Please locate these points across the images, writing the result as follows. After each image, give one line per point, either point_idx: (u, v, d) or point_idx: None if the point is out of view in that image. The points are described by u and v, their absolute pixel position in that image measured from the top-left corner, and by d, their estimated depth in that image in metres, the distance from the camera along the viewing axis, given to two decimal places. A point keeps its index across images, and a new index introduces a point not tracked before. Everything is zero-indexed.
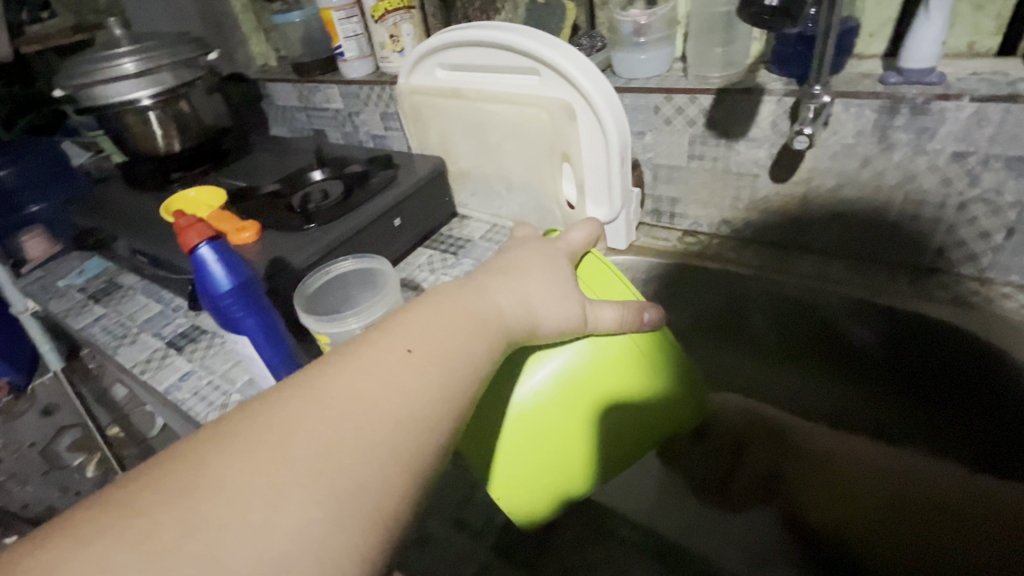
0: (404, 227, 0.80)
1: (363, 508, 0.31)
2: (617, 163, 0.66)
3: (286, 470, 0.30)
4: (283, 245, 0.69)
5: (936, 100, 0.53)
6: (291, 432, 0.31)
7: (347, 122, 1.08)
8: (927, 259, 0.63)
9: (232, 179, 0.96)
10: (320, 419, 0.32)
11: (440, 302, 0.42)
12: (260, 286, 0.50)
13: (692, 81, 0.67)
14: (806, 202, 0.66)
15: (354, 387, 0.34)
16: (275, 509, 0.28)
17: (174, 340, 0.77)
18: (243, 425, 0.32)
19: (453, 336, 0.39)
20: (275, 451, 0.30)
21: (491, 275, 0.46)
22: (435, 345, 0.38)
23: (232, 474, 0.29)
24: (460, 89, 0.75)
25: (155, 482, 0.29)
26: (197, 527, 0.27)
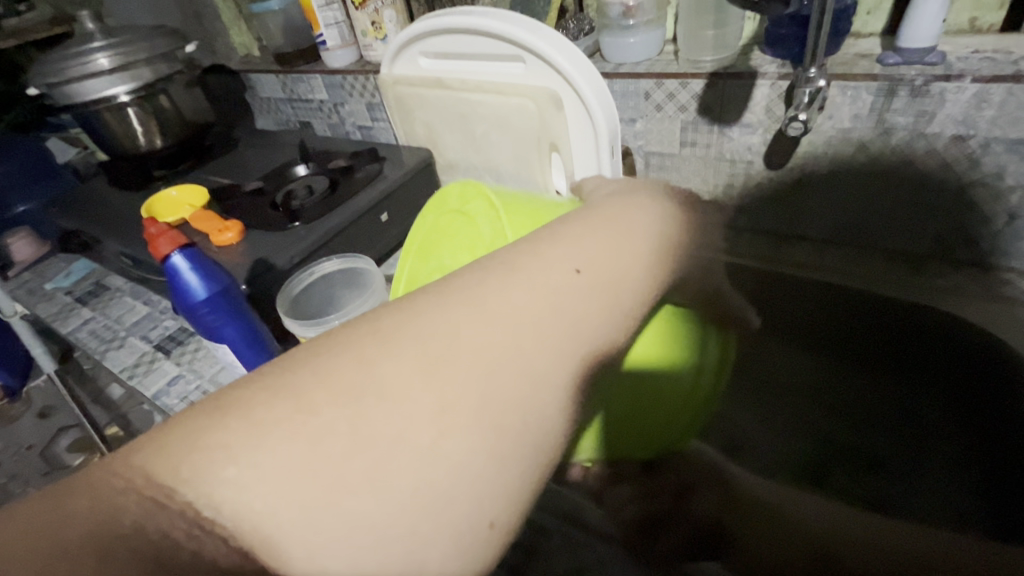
0: (391, 223, 0.79)
1: (525, 453, 0.30)
2: (607, 154, 0.63)
3: (455, 391, 0.28)
4: (267, 246, 0.67)
5: (936, 81, 0.51)
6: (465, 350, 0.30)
7: (333, 113, 1.05)
8: (923, 248, 0.61)
9: (216, 176, 0.94)
10: (483, 338, 0.30)
11: (602, 226, 0.38)
12: (239, 293, 0.49)
13: (683, 65, 0.65)
14: (798, 188, 0.64)
15: (513, 307, 0.32)
16: (440, 437, 0.27)
17: (162, 343, 0.76)
18: (411, 332, 0.30)
19: (617, 264, 0.36)
20: (449, 370, 0.29)
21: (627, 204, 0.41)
22: (602, 276, 0.35)
23: (405, 385, 0.28)
24: (444, 79, 0.73)
25: (326, 379, 0.28)
26: (365, 439, 0.26)
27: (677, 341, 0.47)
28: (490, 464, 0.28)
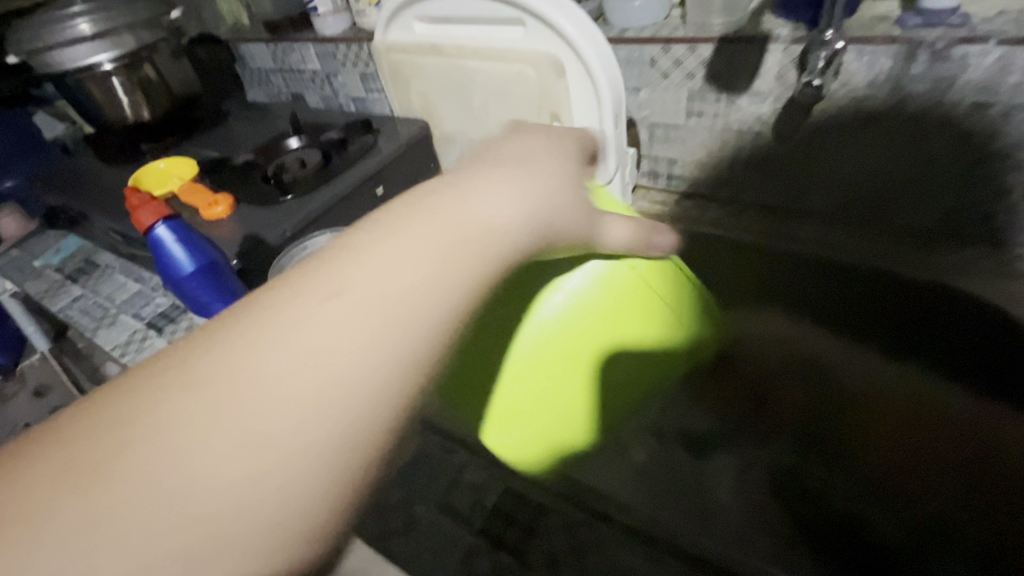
0: (386, 197, 0.76)
1: (359, 431, 0.25)
2: (611, 124, 0.61)
3: (261, 386, 0.24)
4: (259, 221, 0.65)
5: (958, 44, 0.48)
6: (281, 337, 0.26)
7: (325, 84, 1.01)
8: (932, 223, 0.59)
9: (206, 150, 0.91)
10: (308, 319, 0.26)
11: (472, 177, 0.34)
12: (228, 267, 0.47)
13: (691, 30, 0.62)
14: (804, 156, 0.61)
15: (348, 282, 0.28)
16: (243, 435, 0.23)
17: (154, 321, 0.74)
18: (224, 332, 0.26)
19: (482, 217, 0.31)
20: (261, 364, 0.25)
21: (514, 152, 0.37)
22: (462, 229, 0.31)
23: (203, 389, 0.24)
24: (440, 45, 0.69)
25: (114, 404, 0.24)
26: (146, 457, 0.22)
27: (670, 311, 0.50)
28: (309, 451, 0.24)
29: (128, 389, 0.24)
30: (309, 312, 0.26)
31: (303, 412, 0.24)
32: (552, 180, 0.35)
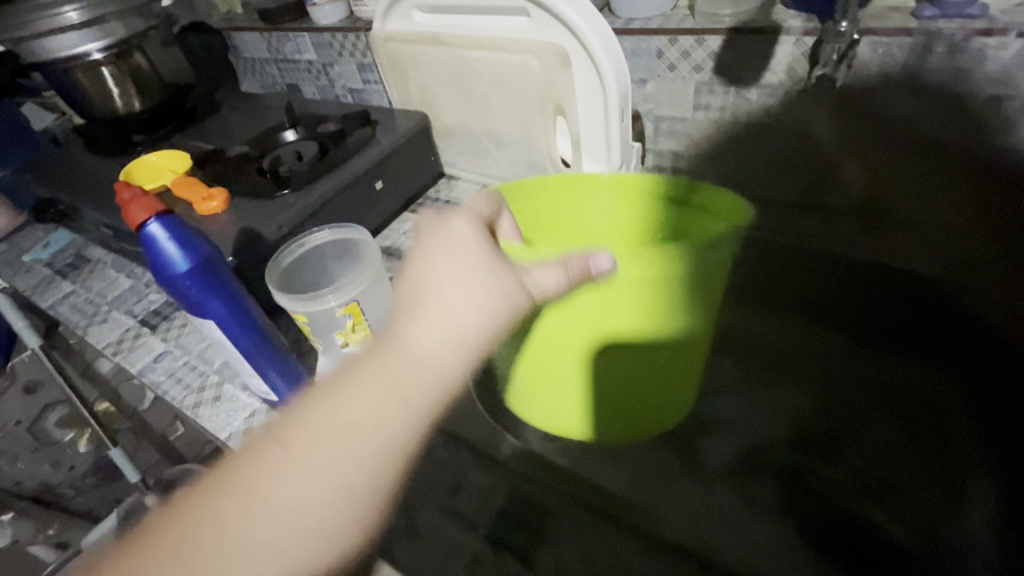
0: (385, 191, 0.75)
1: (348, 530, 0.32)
2: (616, 117, 0.59)
3: (266, 507, 0.32)
4: (255, 215, 0.64)
5: (976, 36, 0.47)
6: (279, 467, 0.32)
7: (322, 74, 0.99)
8: (950, 219, 0.56)
9: (199, 142, 0.89)
10: (299, 448, 0.33)
11: (420, 296, 0.38)
12: (223, 264, 0.45)
13: (700, 20, 0.60)
14: (816, 141, 0.59)
15: (326, 414, 0.34)
16: (254, 548, 0.31)
17: (147, 318, 0.72)
18: (239, 463, 0.33)
19: (429, 341, 0.36)
20: (263, 489, 0.32)
21: (445, 260, 0.39)
22: (418, 356, 0.36)
23: (226, 513, 0.31)
24: (440, 34, 0.67)
25: (159, 536, 0.31)
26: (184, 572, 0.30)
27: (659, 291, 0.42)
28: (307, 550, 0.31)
29: (150, 555, 0.31)
30: (282, 474, 0.32)
31: (299, 529, 0.31)
32: (477, 297, 0.37)
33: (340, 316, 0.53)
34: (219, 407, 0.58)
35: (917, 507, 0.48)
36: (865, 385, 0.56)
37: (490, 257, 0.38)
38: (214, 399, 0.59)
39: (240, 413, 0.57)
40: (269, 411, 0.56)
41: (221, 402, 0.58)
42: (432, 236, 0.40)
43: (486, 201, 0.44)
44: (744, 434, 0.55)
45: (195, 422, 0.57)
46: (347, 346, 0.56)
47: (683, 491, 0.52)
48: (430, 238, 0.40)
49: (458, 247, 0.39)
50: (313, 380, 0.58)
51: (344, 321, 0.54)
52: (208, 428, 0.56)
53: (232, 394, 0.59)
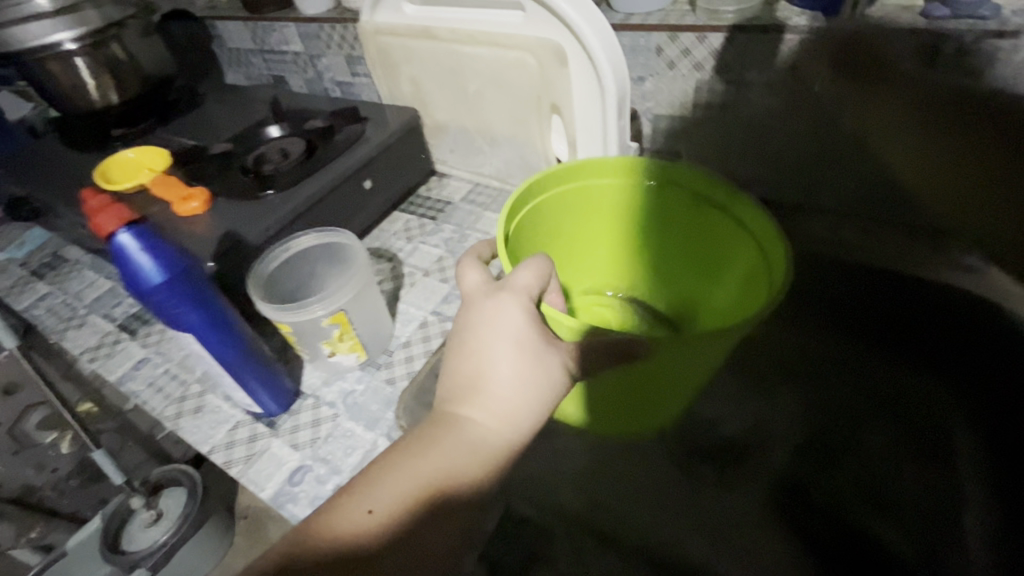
0: (375, 190, 0.72)
1: None
2: (615, 117, 0.57)
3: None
4: (238, 217, 0.61)
5: (987, 39, 0.44)
6: (363, 542, 0.33)
7: (309, 67, 0.96)
8: (950, 219, 0.54)
9: (180, 137, 0.86)
10: (382, 529, 0.34)
11: (483, 366, 0.39)
12: (201, 274, 0.43)
13: (701, 16, 0.58)
14: (820, 131, 0.56)
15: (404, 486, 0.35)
16: None
17: (126, 323, 0.70)
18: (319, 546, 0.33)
19: (498, 413, 0.38)
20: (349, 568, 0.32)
21: (507, 341, 0.39)
22: (493, 426, 0.38)
23: None
24: (431, 29, 0.65)
25: None
26: None
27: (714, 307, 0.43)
28: None
29: None
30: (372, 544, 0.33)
31: None
32: (535, 379, 0.39)
33: (327, 325, 0.52)
34: (200, 418, 0.55)
35: (920, 520, 0.47)
36: (865, 390, 0.55)
37: (545, 348, 0.39)
38: (195, 410, 0.56)
39: (222, 425, 0.54)
40: (253, 423, 0.54)
41: (203, 413, 0.56)
42: (485, 317, 0.40)
43: (535, 273, 0.42)
44: (758, 436, 0.54)
45: (175, 435, 0.55)
46: (334, 355, 0.54)
47: (676, 494, 0.50)
48: (482, 316, 0.40)
49: (511, 338, 0.39)
50: (299, 390, 0.56)
51: (330, 330, 0.52)
52: (189, 440, 0.54)
53: (215, 404, 0.56)
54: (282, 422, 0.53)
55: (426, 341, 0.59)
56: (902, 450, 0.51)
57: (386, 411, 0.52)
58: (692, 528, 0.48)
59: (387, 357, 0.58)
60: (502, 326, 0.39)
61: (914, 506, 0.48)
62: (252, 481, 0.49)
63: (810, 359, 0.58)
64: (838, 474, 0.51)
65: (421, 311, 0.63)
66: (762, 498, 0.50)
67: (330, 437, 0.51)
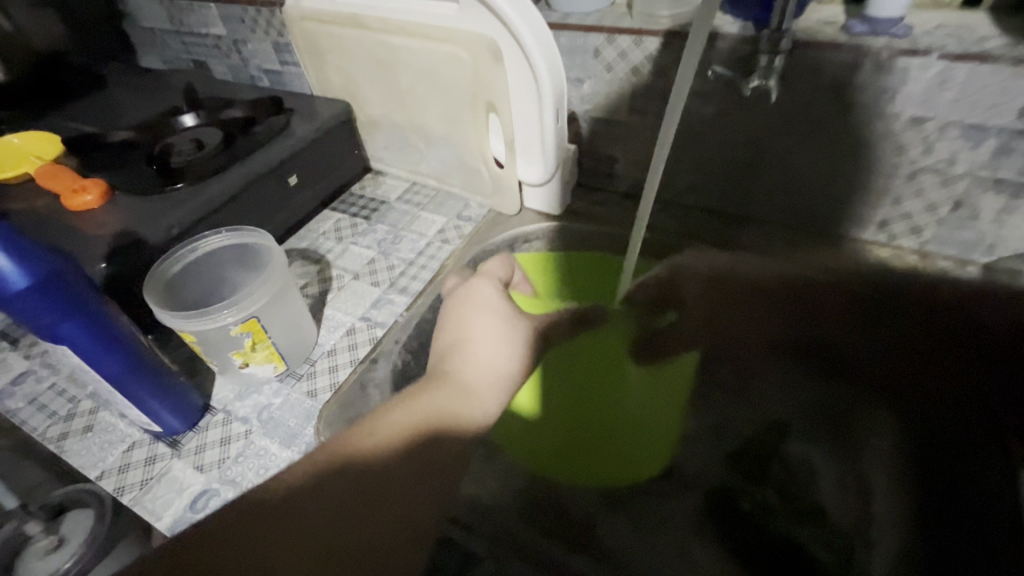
0: (301, 187, 0.68)
1: (405, 536, 0.36)
2: (552, 118, 0.57)
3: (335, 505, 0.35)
4: (140, 213, 0.55)
5: (901, 57, 0.47)
6: (352, 450, 0.37)
7: (232, 52, 0.89)
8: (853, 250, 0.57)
9: (78, 123, 0.77)
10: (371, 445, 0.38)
11: (455, 315, 0.52)
12: (77, 278, 0.37)
13: (636, 19, 0.57)
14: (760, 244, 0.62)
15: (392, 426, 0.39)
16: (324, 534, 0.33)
17: (4, 332, 0.61)
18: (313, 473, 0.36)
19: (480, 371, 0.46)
20: (327, 496, 0.35)
21: (482, 312, 0.51)
22: (476, 383, 0.45)
23: (308, 515, 0.34)
24: (358, 16, 0.60)
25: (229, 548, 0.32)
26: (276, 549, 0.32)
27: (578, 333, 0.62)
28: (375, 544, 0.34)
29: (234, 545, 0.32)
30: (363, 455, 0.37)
31: (362, 527, 0.35)
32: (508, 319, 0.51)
33: (236, 334, 0.47)
34: (89, 439, 0.49)
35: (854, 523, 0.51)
36: (802, 406, 0.58)
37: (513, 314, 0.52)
38: (84, 430, 0.50)
39: (117, 446, 0.48)
40: (152, 442, 0.48)
41: (93, 433, 0.50)
42: (463, 299, 0.53)
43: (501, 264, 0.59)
44: (700, 448, 0.57)
45: (59, 457, 0.48)
46: (247, 366, 0.50)
47: (635, 497, 0.53)
48: (466, 294, 0.53)
49: (488, 301, 0.52)
50: (207, 405, 0.50)
51: (241, 340, 0.47)
52: (73, 463, 0.48)
53: (108, 423, 0.50)
54: (186, 441, 0.48)
55: (353, 349, 0.55)
56: (825, 455, 0.55)
57: (305, 426, 0.48)
58: (648, 532, 0.52)
59: (309, 367, 0.53)
60: (478, 295, 0.53)
61: (846, 509, 0.52)
62: (148, 509, 0.44)
63: (746, 372, 0.60)
64: (778, 486, 0.54)
65: (348, 317, 0.59)
66: (703, 501, 0.54)
67: (240, 456, 0.46)
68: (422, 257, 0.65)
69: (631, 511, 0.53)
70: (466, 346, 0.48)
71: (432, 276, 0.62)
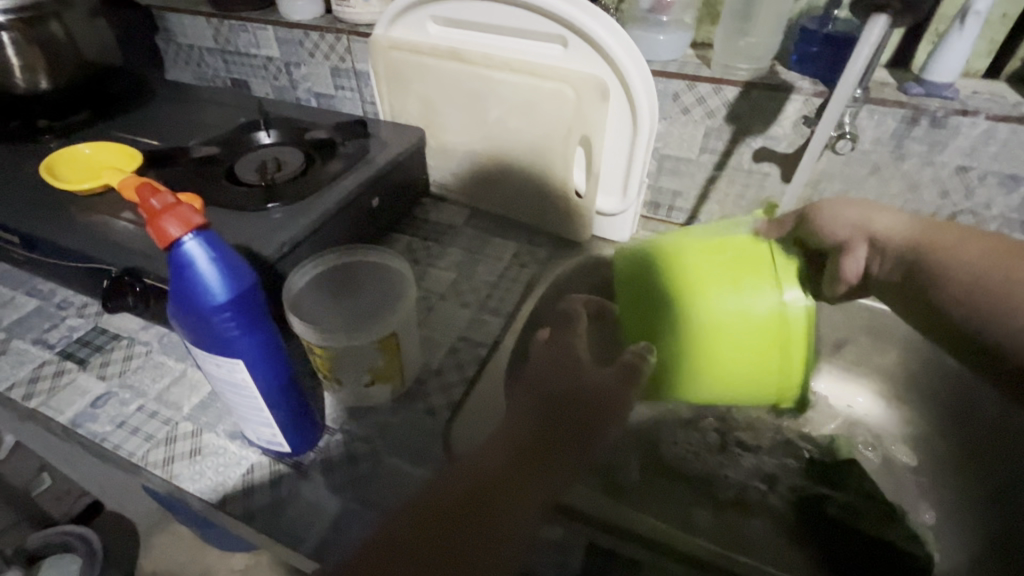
0: (381, 207, 0.68)
1: None
2: (644, 154, 0.63)
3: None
4: (238, 229, 0.54)
5: (954, 115, 0.55)
6: (386, 540, 0.39)
7: (281, 75, 0.87)
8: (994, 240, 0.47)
9: (134, 136, 0.74)
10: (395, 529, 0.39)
11: (541, 369, 0.48)
12: (261, 301, 0.37)
13: (715, 70, 0.64)
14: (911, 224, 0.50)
15: (424, 503, 0.40)
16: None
17: (72, 350, 0.57)
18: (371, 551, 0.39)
19: (526, 420, 0.44)
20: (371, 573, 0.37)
21: (565, 351, 0.48)
22: (513, 438, 0.43)
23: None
24: (458, 50, 0.64)
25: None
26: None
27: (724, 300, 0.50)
28: None
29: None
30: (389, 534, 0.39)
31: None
32: (579, 359, 0.47)
33: (375, 351, 0.48)
34: (200, 463, 0.47)
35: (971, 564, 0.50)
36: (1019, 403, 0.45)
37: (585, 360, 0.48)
38: (192, 453, 0.48)
39: (234, 468, 0.47)
40: (273, 464, 0.48)
41: (203, 456, 0.48)
42: (543, 355, 0.49)
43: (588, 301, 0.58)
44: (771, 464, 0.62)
45: (167, 483, 0.46)
46: (372, 384, 0.51)
47: (723, 514, 0.58)
48: (548, 355, 0.49)
49: (560, 359, 0.48)
50: (325, 426, 0.50)
51: (377, 356, 0.48)
52: (187, 488, 0.45)
53: (218, 445, 0.48)
54: (311, 462, 0.48)
55: (460, 368, 0.56)
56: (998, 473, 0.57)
57: (433, 445, 0.49)
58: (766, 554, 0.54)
59: (421, 386, 0.54)
60: (559, 352, 0.48)
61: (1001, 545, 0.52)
62: (288, 534, 0.43)
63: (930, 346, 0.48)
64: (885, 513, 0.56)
65: (446, 336, 0.60)
66: (797, 527, 0.56)
67: (374, 476, 0.47)
68: (505, 280, 0.67)
69: (737, 529, 0.57)
70: (545, 384, 0.46)
71: (520, 299, 0.64)
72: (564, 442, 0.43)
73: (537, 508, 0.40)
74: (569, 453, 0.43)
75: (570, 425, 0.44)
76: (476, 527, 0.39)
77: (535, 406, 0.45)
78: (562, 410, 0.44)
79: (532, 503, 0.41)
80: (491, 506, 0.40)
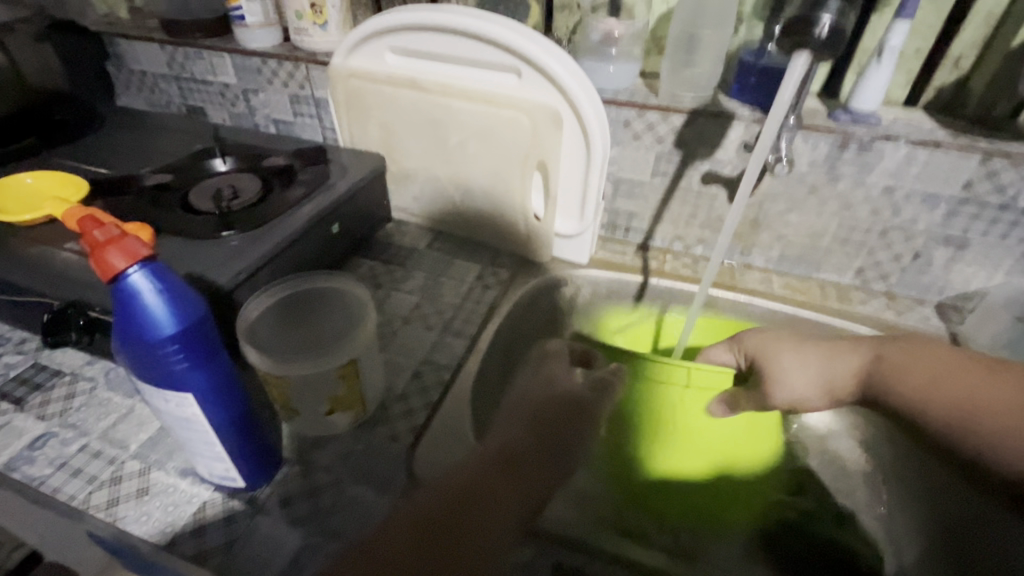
0: (342, 234, 0.67)
1: None
2: (597, 178, 0.66)
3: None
4: (188, 258, 0.52)
5: (879, 140, 0.60)
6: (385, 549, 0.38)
7: (238, 102, 0.87)
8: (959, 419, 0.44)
9: (82, 165, 0.72)
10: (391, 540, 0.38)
11: (523, 396, 0.51)
12: (215, 333, 0.37)
13: (663, 98, 0.67)
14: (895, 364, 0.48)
15: (419, 512, 0.40)
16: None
17: (6, 390, 0.54)
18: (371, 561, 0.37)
19: (514, 434, 0.46)
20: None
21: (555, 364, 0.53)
22: (505, 453, 0.44)
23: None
24: (416, 79, 0.66)
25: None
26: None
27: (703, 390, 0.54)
28: None
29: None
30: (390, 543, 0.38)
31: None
32: (559, 381, 0.51)
33: (335, 378, 0.47)
34: (147, 503, 0.45)
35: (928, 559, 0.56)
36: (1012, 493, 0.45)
37: (563, 375, 0.52)
38: (139, 494, 0.46)
39: (185, 507, 0.45)
40: (227, 500, 0.46)
41: (151, 496, 0.46)
42: (532, 381, 0.52)
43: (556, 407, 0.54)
44: None
45: (110, 527, 0.43)
46: (331, 413, 0.50)
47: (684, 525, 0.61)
48: (535, 379, 0.52)
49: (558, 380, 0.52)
50: (284, 457, 0.49)
51: (338, 384, 0.48)
52: (132, 532, 0.43)
53: (167, 483, 0.47)
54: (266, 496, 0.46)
55: (424, 392, 0.56)
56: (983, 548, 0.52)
57: (395, 473, 0.49)
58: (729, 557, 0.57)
59: (384, 412, 0.54)
60: (549, 379, 0.52)
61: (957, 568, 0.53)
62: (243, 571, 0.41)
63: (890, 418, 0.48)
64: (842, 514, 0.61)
65: (409, 361, 0.59)
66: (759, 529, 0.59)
67: (336, 507, 0.46)
68: (467, 303, 0.67)
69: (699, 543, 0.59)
70: (524, 401, 0.50)
71: (483, 322, 0.65)
72: (542, 460, 0.45)
73: (511, 518, 0.41)
74: (543, 467, 0.44)
75: (555, 440, 0.46)
76: (461, 535, 0.39)
77: (524, 421, 0.48)
78: (548, 428, 0.47)
79: (512, 514, 0.41)
80: (468, 519, 0.40)
